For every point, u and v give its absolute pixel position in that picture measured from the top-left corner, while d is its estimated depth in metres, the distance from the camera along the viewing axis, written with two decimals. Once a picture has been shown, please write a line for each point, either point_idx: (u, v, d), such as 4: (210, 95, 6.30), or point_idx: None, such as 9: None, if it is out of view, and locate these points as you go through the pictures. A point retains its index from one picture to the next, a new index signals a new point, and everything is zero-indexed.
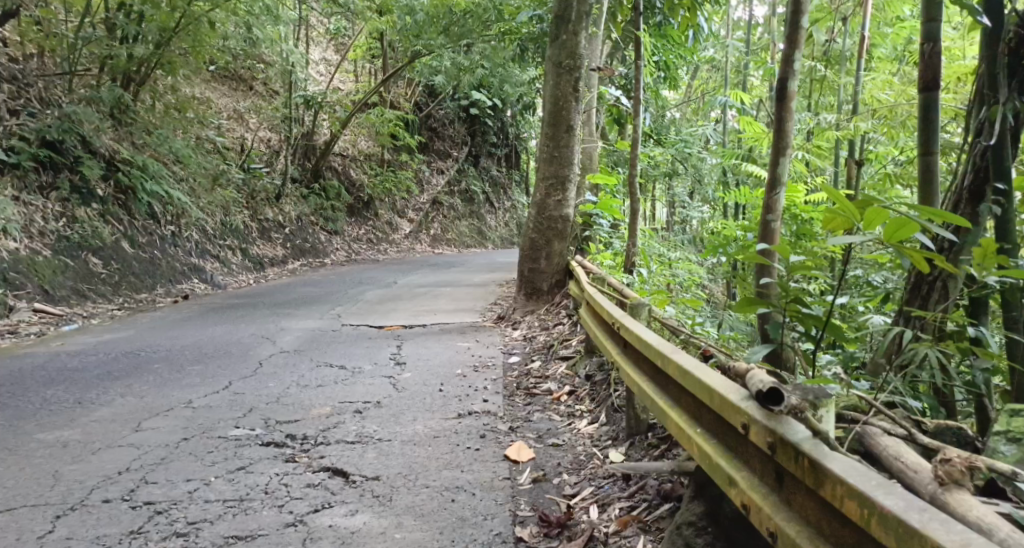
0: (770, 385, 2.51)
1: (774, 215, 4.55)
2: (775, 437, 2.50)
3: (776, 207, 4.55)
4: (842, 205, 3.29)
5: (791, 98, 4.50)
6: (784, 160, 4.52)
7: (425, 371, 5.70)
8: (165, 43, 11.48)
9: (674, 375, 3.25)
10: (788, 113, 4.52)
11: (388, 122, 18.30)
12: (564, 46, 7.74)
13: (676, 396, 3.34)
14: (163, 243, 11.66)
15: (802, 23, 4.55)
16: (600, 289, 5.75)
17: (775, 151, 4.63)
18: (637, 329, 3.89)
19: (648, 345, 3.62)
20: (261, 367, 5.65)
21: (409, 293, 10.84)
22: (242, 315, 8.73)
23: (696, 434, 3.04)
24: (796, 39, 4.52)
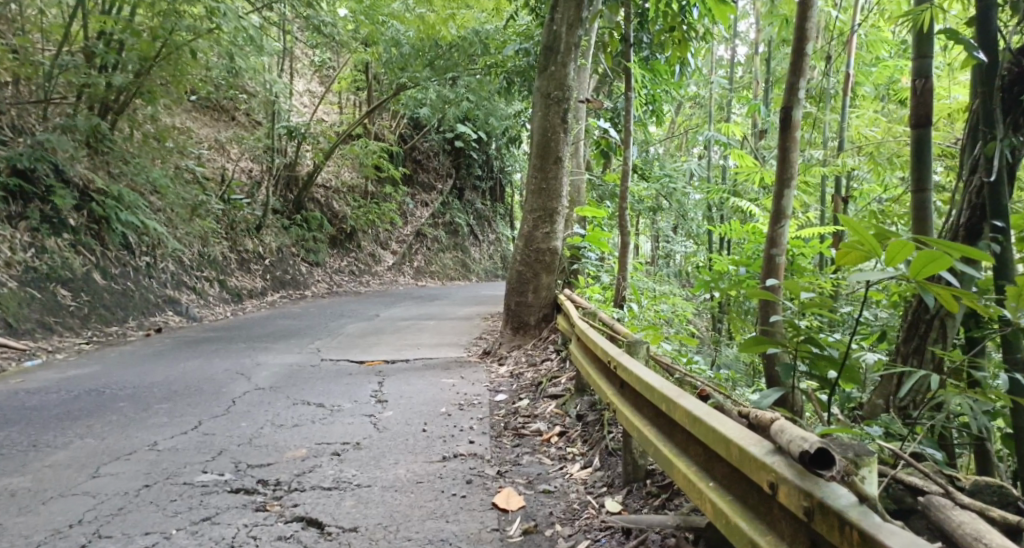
0: (816, 448, 2.60)
1: (777, 248, 4.53)
2: (815, 503, 2.59)
3: (780, 240, 4.52)
4: (863, 241, 3.41)
5: (796, 128, 4.45)
6: (789, 192, 4.45)
7: (408, 409, 5.44)
8: (145, 72, 11.29)
9: (679, 422, 3.29)
10: (793, 143, 4.49)
11: (372, 154, 18.15)
12: (553, 77, 7.60)
13: (679, 440, 3.37)
14: (137, 274, 11.35)
15: (807, 52, 4.49)
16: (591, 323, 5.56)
17: (779, 181, 4.51)
18: (631, 364, 3.89)
19: (645, 387, 3.64)
20: (234, 405, 5.36)
21: (391, 327, 10.59)
22: (217, 349, 8.44)
23: (705, 485, 3.10)
24: (800, 68, 4.47)
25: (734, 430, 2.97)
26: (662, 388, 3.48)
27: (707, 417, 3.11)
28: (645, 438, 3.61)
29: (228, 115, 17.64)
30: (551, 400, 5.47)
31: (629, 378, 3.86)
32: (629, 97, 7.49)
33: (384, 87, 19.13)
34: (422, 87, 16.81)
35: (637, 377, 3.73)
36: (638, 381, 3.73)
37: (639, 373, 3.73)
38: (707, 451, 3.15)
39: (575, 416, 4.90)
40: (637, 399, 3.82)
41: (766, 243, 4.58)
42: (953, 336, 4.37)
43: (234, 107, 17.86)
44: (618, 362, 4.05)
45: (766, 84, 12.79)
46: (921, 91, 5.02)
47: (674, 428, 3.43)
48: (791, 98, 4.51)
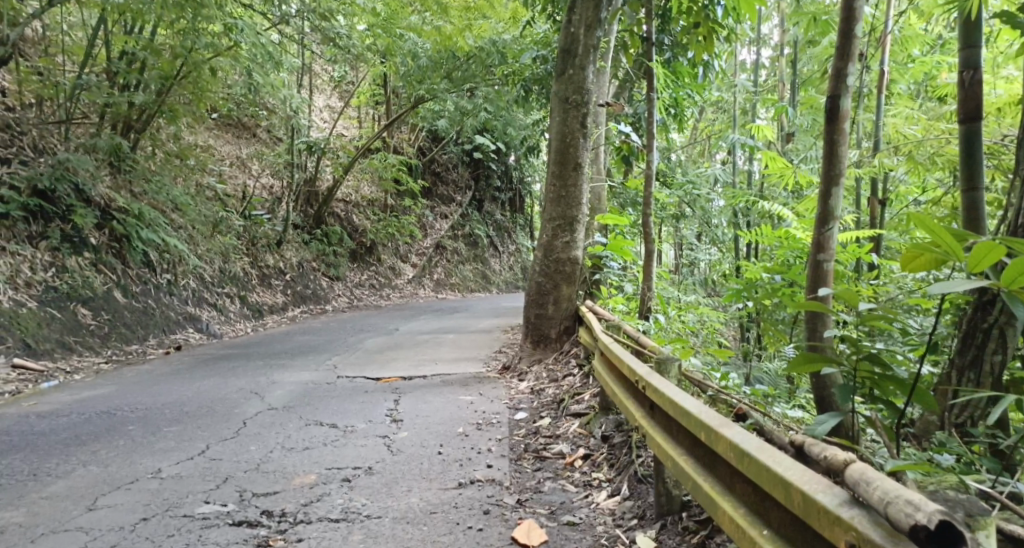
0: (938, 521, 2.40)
1: (825, 253, 4.24)
2: None
3: (828, 245, 4.22)
4: (948, 245, 3.16)
5: (843, 120, 4.16)
6: (836, 191, 4.17)
7: (424, 430, 5.20)
8: (166, 91, 11.25)
9: (726, 454, 3.07)
10: (839, 134, 4.20)
11: (391, 167, 18.02)
12: (571, 81, 7.37)
13: (722, 475, 3.17)
14: (158, 291, 11.23)
15: (854, 37, 4.21)
16: (615, 337, 5.28)
17: (824, 179, 4.23)
18: (662, 385, 3.67)
19: (681, 410, 3.41)
20: (244, 427, 5.14)
21: (412, 341, 10.36)
22: (234, 367, 8.25)
23: (757, 528, 2.89)
24: (848, 55, 4.19)
25: (796, 473, 2.77)
26: (701, 416, 3.26)
27: (761, 456, 2.90)
28: (680, 469, 3.41)
29: (248, 131, 17.54)
30: (575, 419, 5.19)
31: (659, 400, 3.64)
32: (652, 95, 7.13)
33: (403, 100, 19.01)
34: (441, 99, 16.69)
35: (670, 400, 3.51)
36: (671, 405, 3.51)
37: (673, 396, 3.51)
38: (757, 490, 2.95)
39: (600, 437, 4.63)
40: (670, 423, 3.61)
41: (811, 249, 4.29)
42: (1014, 346, 4.07)
43: (255, 123, 17.75)
44: (646, 380, 3.82)
45: (792, 88, 12.49)
46: (969, 84, 4.74)
47: (715, 461, 3.23)
48: (837, 88, 4.22)
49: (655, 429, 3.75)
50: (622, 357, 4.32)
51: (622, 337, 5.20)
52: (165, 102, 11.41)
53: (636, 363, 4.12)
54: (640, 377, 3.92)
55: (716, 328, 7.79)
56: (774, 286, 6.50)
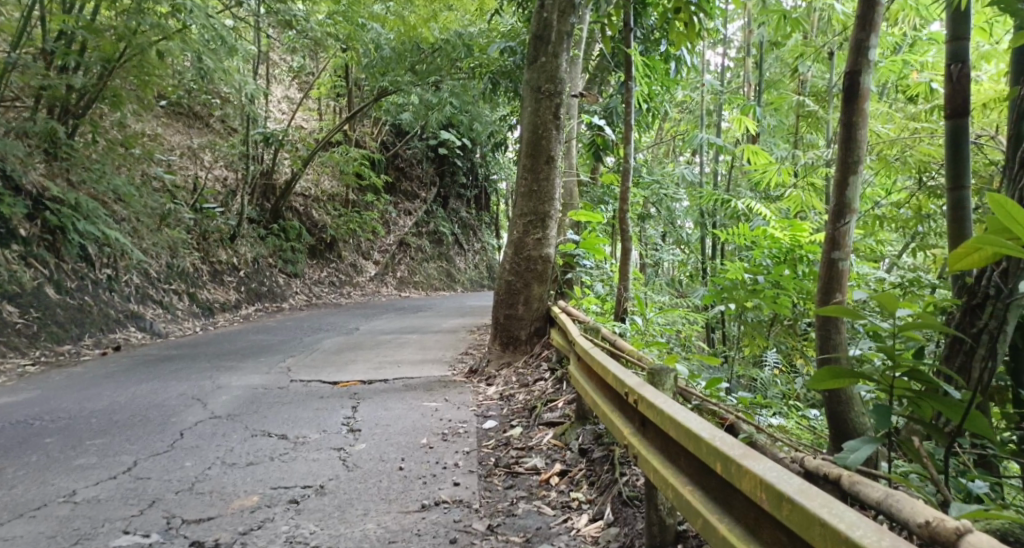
0: None
1: (841, 249, 3.90)
2: None
3: (844, 240, 3.88)
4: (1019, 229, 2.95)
5: (865, 99, 3.85)
6: (855, 179, 3.85)
7: (383, 441, 4.74)
8: (109, 75, 10.64)
9: (757, 496, 2.68)
10: (860, 115, 3.88)
11: (353, 161, 17.44)
12: (544, 69, 6.94)
13: (743, 514, 2.78)
14: (97, 287, 10.59)
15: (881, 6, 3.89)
16: (592, 340, 4.87)
17: (841, 164, 3.89)
18: (662, 402, 3.25)
19: (690, 434, 2.99)
20: (180, 440, 4.66)
21: (371, 341, 9.87)
22: (179, 369, 7.69)
23: None
24: (871, 24, 3.87)
25: (868, 534, 2.41)
26: (719, 444, 2.86)
27: (812, 504, 2.52)
28: (685, 501, 3.00)
29: (202, 122, 16.84)
30: (549, 429, 4.76)
31: (658, 418, 3.22)
32: (631, 82, 6.67)
33: (365, 93, 18.43)
34: (403, 92, 16.19)
35: (675, 422, 3.09)
36: (675, 427, 3.10)
37: (679, 416, 3.09)
38: (796, 541, 2.58)
39: (576, 451, 4.22)
40: (670, 447, 3.21)
41: (825, 244, 3.94)
42: (1004, 352, 3.73)
43: (209, 114, 17.04)
44: (639, 394, 3.40)
45: (758, 85, 12.24)
46: (958, 76, 4.29)
47: (732, 496, 2.84)
48: (858, 63, 3.89)
49: (648, 450, 3.34)
50: (605, 364, 3.90)
51: (598, 340, 4.81)
52: (108, 87, 10.79)
53: (623, 372, 3.70)
54: (631, 389, 3.50)
55: (694, 332, 7.41)
56: (754, 287, 6.13)
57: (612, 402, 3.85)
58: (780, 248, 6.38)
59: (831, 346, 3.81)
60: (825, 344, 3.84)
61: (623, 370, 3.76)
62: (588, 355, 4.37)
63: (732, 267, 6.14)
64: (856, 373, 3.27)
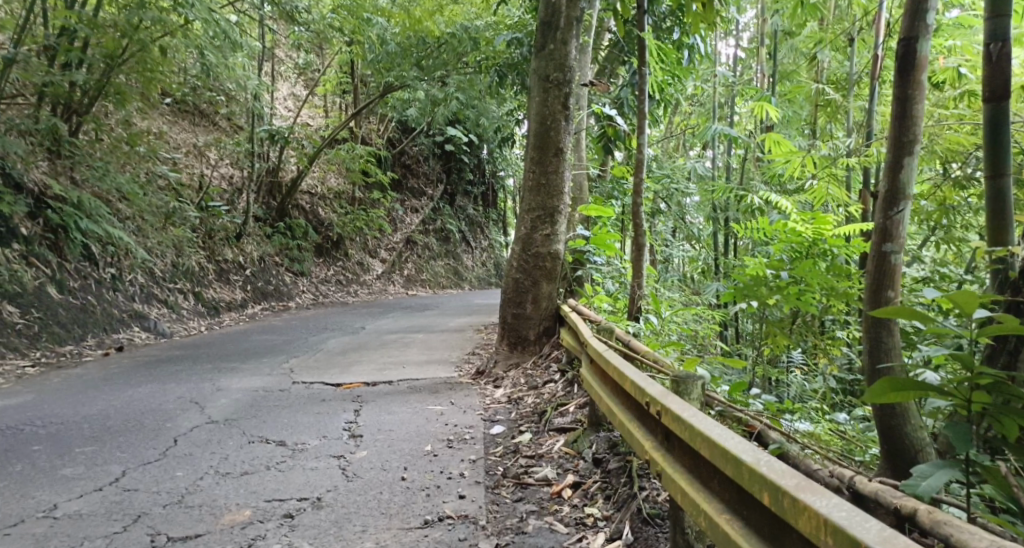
0: None
1: (893, 242, 3.73)
2: None
3: (897, 231, 3.73)
4: None
5: (922, 68, 3.68)
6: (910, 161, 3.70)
7: (386, 449, 4.50)
8: (114, 71, 10.43)
9: (820, 538, 2.44)
10: (917, 87, 3.70)
11: (359, 158, 17.22)
12: (552, 57, 6.69)
13: None
14: (100, 287, 10.39)
15: None
16: (609, 342, 4.62)
17: (894, 143, 3.74)
18: (693, 417, 3.01)
19: (731, 461, 2.76)
20: (173, 446, 4.43)
21: (378, 341, 9.65)
22: (180, 371, 7.47)
23: None
24: None
25: None
26: (767, 473, 2.62)
27: None
28: (723, 533, 2.77)
29: (207, 119, 16.63)
30: (560, 436, 4.53)
31: (688, 436, 2.98)
32: (642, 67, 6.38)
33: (371, 89, 18.23)
34: (410, 88, 15.95)
35: (712, 443, 2.85)
36: (712, 449, 2.86)
37: (716, 437, 2.85)
38: None
39: (590, 461, 3.98)
40: (702, 468, 2.98)
41: (876, 235, 3.79)
42: None
43: (214, 111, 16.83)
44: (666, 407, 3.15)
45: (770, 77, 11.97)
46: (996, 57, 3.96)
47: (781, 533, 2.61)
48: (913, 27, 3.74)
49: (677, 470, 3.11)
50: (624, 370, 3.65)
51: (612, 341, 4.57)
52: (111, 84, 10.60)
53: (645, 380, 3.45)
54: (657, 400, 3.25)
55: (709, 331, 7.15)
56: (779, 283, 5.91)
57: (630, 411, 3.62)
58: (801, 243, 6.17)
59: (884, 350, 3.67)
60: (878, 351, 3.69)
61: (643, 377, 3.51)
62: (602, 358, 4.12)
63: (755, 263, 5.93)
64: (922, 387, 3.03)
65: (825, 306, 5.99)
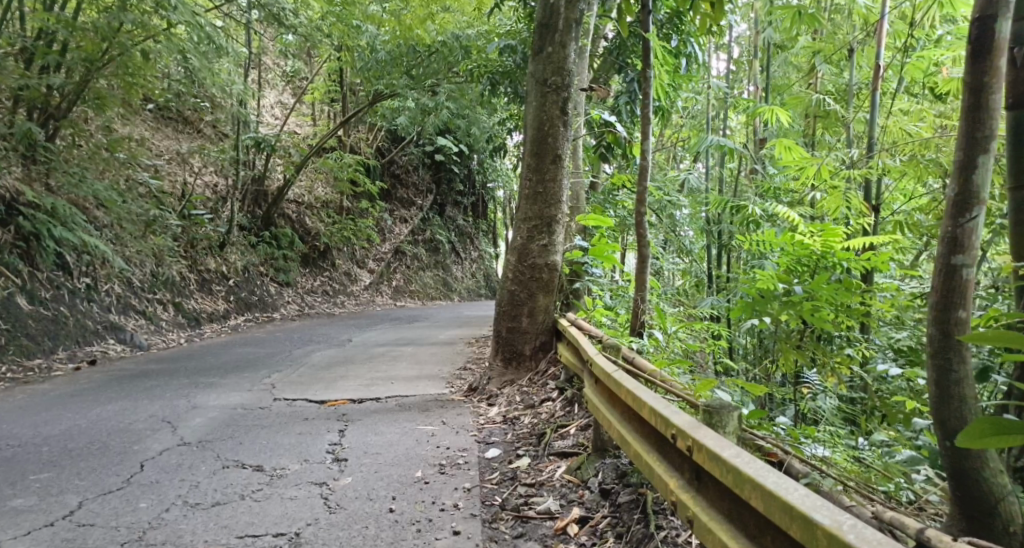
0: None
1: (965, 253, 3.34)
2: None
3: (970, 241, 3.34)
4: None
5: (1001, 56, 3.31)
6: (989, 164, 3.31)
7: (373, 475, 4.18)
8: (95, 77, 10.06)
9: None
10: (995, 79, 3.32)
11: (347, 167, 16.87)
12: (550, 60, 6.39)
13: None
14: (74, 297, 10.00)
15: None
16: (615, 359, 4.28)
17: (966, 140, 3.35)
18: (740, 462, 2.83)
19: (799, 521, 2.58)
20: (139, 473, 4.11)
21: (364, 355, 9.30)
22: (154, 386, 7.08)
23: None
24: None
25: None
26: (851, 539, 2.45)
27: None
28: None
29: (192, 127, 16.24)
30: (561, 462, 4.22)
31: (735, 483, 2.81)
32: (646, 69, 6.07)
33: (359, 98, 17.88)
34: (399, 96, 15.65)
35: (770, 495, 2.67)
36: (770, 502, 2.68)
37: (773, 488, 2.69)
38: None
39: (597, 491, 3.77)
40: (749, 519, 2.81)
41: (943, 246, 3.39)
42: None
43: (199, 118, 16.44)
44: (702, 446, 2.97)
45: (765, 87, 11.72)
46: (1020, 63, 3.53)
47: None
48: (988, 7, 3.34)
49: (715, 514, 2.95)
50: (642, 395, 3.45)
51: (619, 360, 4.25)
52: (91, 89, 10.21)
53: (670, 411, 3.27)
54: (688, 436, 3.07)
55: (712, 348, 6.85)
56: (791, 298, 5.59)
57: (649, 440, 3.44)
58: (810, 256, 5.84)
59: (956, 381, 3.36)
60: (947, 383, 3.37)
61: (665, 406, 3.33)
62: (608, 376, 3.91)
63: (765, 277, 5.63)
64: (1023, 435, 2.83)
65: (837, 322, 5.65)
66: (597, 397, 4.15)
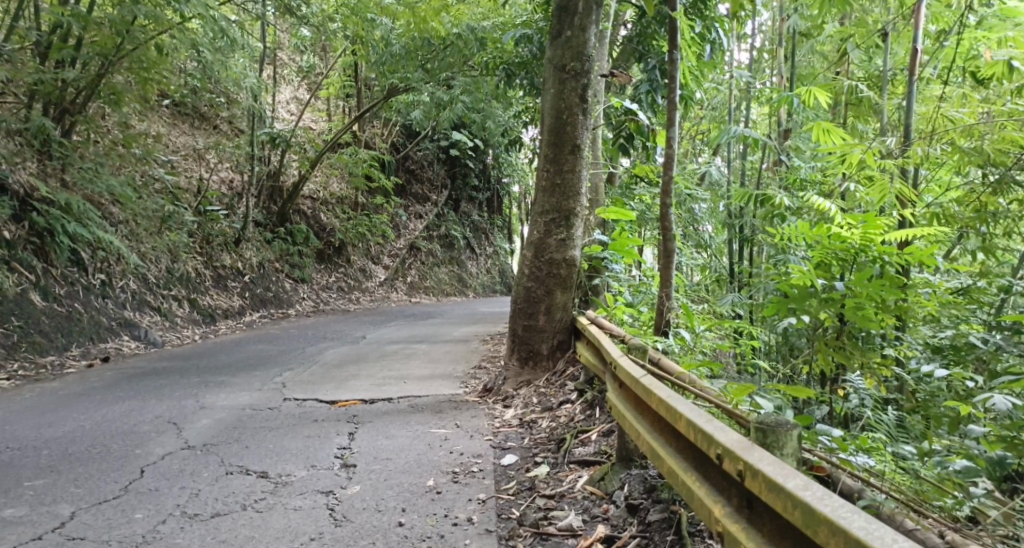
0: None
1: None
2: None
3: None
4: None
5: None
6: None
7: (383, 483, 3.98)
8: (110, 72, 9.88)
9: None
10: None
11: (363, 163, 16.68)
12: (569, 45, 6.14)
13: None
14: (87, 293, 9.86)
15: None
16: (639, 361, 4.03)
17: None
18: (813, 499, 2.69)
19: None
20: (138, 480, 3.94)
21: (379, 352, 9.09)
22: (163, 385, 6.89)
23: None
24: None
25: None
26: None
27: None
28: None
29: (207, 122, 16.08)
30: (584, 471, 4.04)
31: (806, 522, 2.67)
32: (672, 52, 5.78)
33: (374, 93, 17.65)
34: (415, 90, 15.43)
35: (856, 542, 2.54)
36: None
37: (857, 533, 2.56)
38: None
39: (623, 506, 3.59)
40: None
41: None
42: None
43: (215, 114, 16.27)
44: (761, 475, 2.82)
45: (789, 78, 11.37)
46: None
47: None
48: None
49: (769, 547, 2.81)
50: (682, 409, 3.26)
51: (643, 362, 4.02)
52: (105, 84, 10.03)
53: (716, 428, 3.10)
54: (741, 460, 2.91)
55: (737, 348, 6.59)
56: (830, 295, 5.31)
57: (686, 457, 3.27)
58: (847, 251, 5.54)
59: None
60: None
61: (708, 421, 3.15)
62: (634, 380, 3.71)
63: (802, 272, 5.35)
64: None
65: (877, 320, 5.35)
66: (619, 400, 3.96)
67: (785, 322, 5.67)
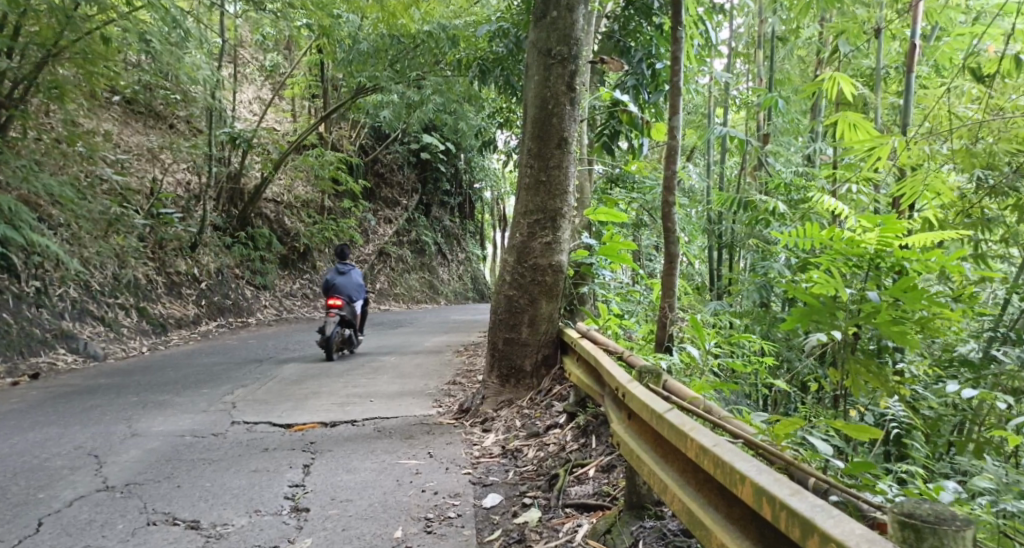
0: None
1: None
2: None
3: None
4: None
5: None
6: None
7: (339, 541, 3.46)
8: (51, 63, 9.06)
9: None
10: None
11: (328, 165, 15.88)
12: (555, 27, 5.50)
13: None
14: (19, 303, 9.02)
15: None
16: (659, 393, 3.41)
17: None
18: None
19: None
20: (33, 541, 3.41)
21: (343, 365, 8.36)
22: (94, 406, 6.12)
23: None
24: None
25: None
26: None
27: None
28: None
29: (163, 121, 15.20)
30: (584, 518, 3.55)
31: None
32: (674, 29, 5.14)
33: (341, 94, 16.78)
34: (384, 90, 14.67)
35: None
36: None
37: None
38: None
39: None
40: None
41: None
42: None
43: (172, 114, 15.41)
44: None
45: (771, 78, 10.84)
46: None
47: None
48: None
49: None
50: (749, 474, 2.66)
51: (668, 398, 3.38)
52: (46, 76, 9.21)
53: (814, 510, 2.49)
54: None
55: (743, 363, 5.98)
56: (861, 304, 4.66)
57: (759, 539, 2.66)
58: (863, 256, 4.88)
59: None
60: None
61: (797, 498, 2.55)
62: (664, 424, 3.10)
63: (826, 281, 4.64)
64: None
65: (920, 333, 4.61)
66: (637, 444, 3.35)
67: (807, 337, 4.97)
